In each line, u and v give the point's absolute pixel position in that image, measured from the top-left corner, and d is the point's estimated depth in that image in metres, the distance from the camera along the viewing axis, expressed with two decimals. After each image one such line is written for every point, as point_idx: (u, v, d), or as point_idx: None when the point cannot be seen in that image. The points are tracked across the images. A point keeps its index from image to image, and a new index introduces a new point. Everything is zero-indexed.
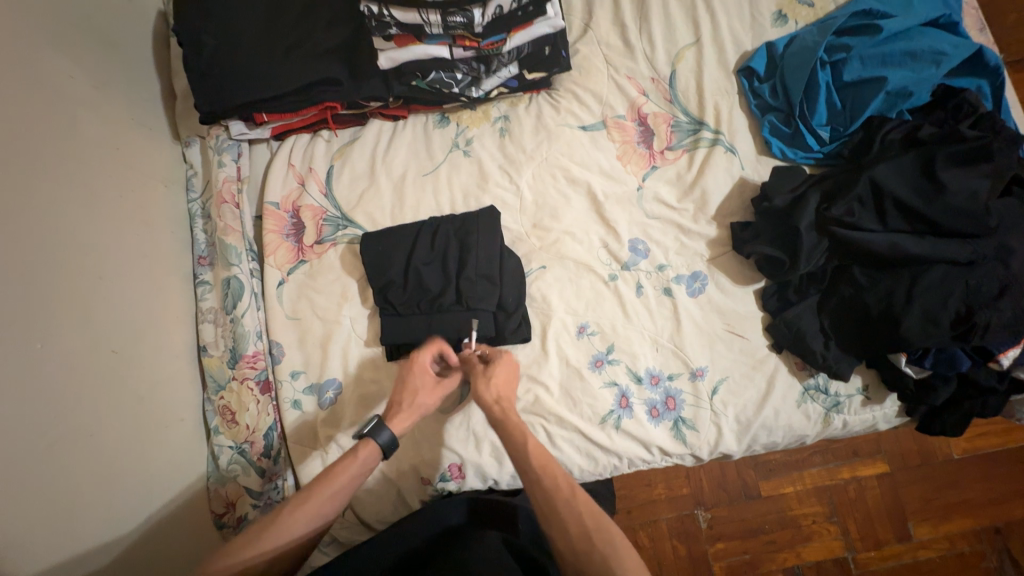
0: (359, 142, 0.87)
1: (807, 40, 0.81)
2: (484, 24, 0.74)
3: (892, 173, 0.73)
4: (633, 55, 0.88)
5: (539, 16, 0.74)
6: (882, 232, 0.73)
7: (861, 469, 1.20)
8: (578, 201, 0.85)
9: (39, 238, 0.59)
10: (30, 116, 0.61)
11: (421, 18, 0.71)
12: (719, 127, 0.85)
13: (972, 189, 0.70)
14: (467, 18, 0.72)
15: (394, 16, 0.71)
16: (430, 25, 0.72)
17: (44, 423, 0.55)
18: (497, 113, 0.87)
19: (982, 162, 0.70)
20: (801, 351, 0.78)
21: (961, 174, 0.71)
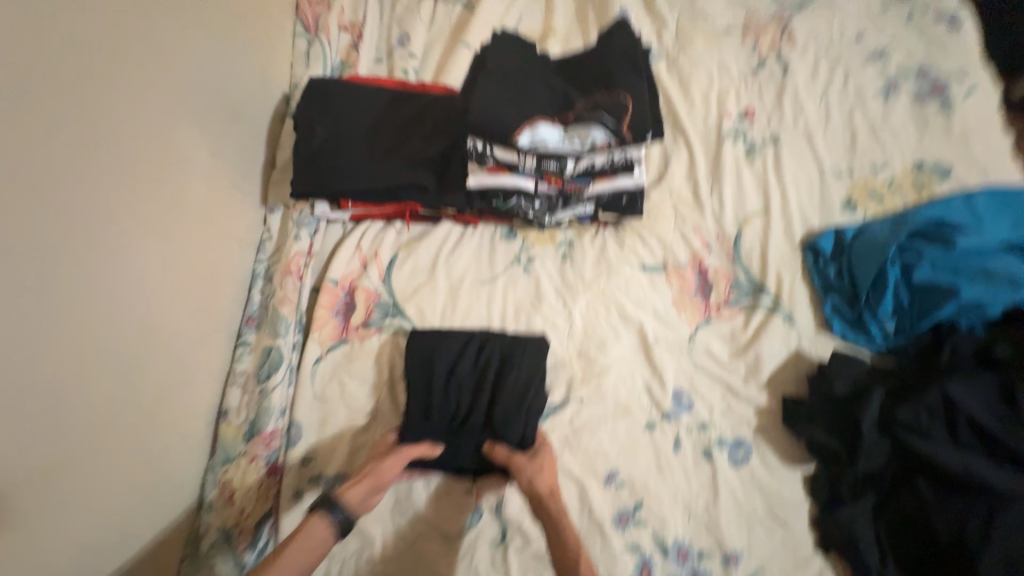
0: (427, 238, 0.90)
1: (877, 235, 0.83)
2: (574, 172, 0.76)
3: (967, 390, 0.69)
4: (701, 210, 0.92)
5: (626, 172, 0.76)
6: (955, 451, 0.68)
7: None
8: (628, 339, 0.84)
9: (114, 289, 0.61)
10: (150, 179, 0.66)
11: (519, 158, 0.75)
12: (779, 295, 0.86)
13: None
14: (560, 164, 0.75)
15: (494, 152, 0.75)
16: (524, 165, 0.75)
17: (49, 484, 0.52)
18: (562, 238, 0.90)
19: None
20: (852, 560, 0.70)
21: None
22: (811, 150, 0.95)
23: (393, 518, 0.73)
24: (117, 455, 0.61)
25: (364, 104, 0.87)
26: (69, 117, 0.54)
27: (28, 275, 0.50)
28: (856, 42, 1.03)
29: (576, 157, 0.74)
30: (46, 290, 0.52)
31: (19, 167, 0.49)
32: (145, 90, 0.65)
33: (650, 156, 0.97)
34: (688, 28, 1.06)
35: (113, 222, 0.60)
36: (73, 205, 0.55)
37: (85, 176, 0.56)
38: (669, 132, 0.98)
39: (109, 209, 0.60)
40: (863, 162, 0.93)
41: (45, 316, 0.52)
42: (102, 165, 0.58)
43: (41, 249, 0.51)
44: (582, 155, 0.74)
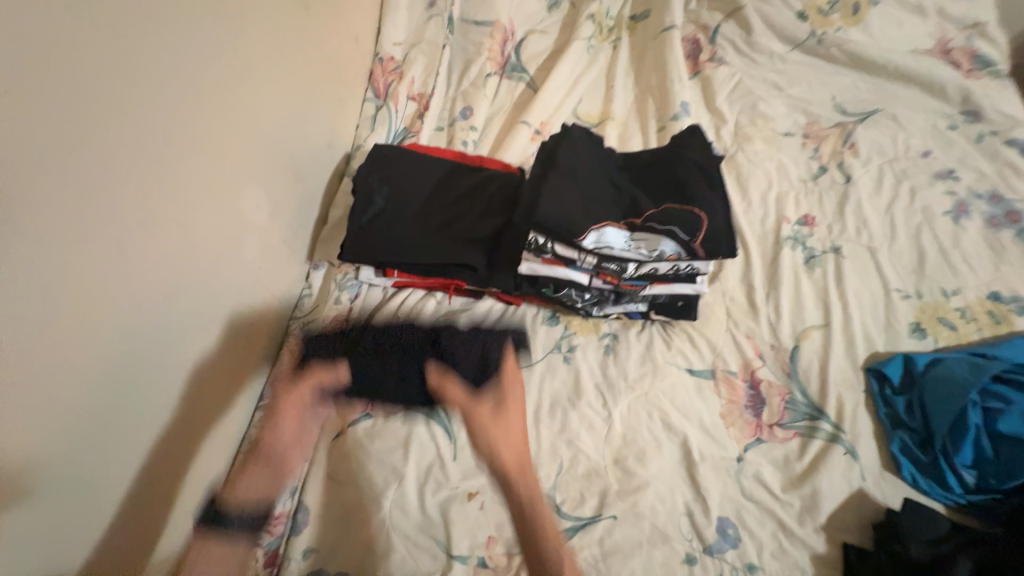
0: (467, 313, 0.87)
1: (955, 370, 0.76)
2: (632, 275, 0.76)
3: None
4: (756, 317, 0.87)
5: (686, 280, 0.78)
6: None
7: None
8: (670, 451, 0.77)
9: (148, 357, 0.59)
10: (206, 238, 0.66)
11: (577, 256, 0.74)
12: (840, 423, 0.78)
13: None
14: (620, 268, 0.74)
15: (554, 247, 0.74)
16: (582, 262, 0.75)
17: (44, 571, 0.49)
18: (607, 329, 0.87)
19: None
20: None
21: None
22: (874, 266, 0.90)
23: None
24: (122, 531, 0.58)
25: (423, 174, 0.88)
26: (144, 181, 0.54)
27: (70, 343, 0.49)
28: (922, 159, 1.00)
29: (638, 262, 0.74)
30: (82, 363, 0.51)
31: (88, 234, 0.49)
32: (223, 154, 0.67)
33: None
34: (747, 128, 1.06)
35: (158, 282, 0.59)
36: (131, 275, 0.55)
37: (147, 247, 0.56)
38: None
39: (162, 273, 0.59)
40: (932, 286, 0.88)
41: (66, 394, 0.50)
42: (165, 229, 0.58)
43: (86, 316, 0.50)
44: (645, 262, 0.74)
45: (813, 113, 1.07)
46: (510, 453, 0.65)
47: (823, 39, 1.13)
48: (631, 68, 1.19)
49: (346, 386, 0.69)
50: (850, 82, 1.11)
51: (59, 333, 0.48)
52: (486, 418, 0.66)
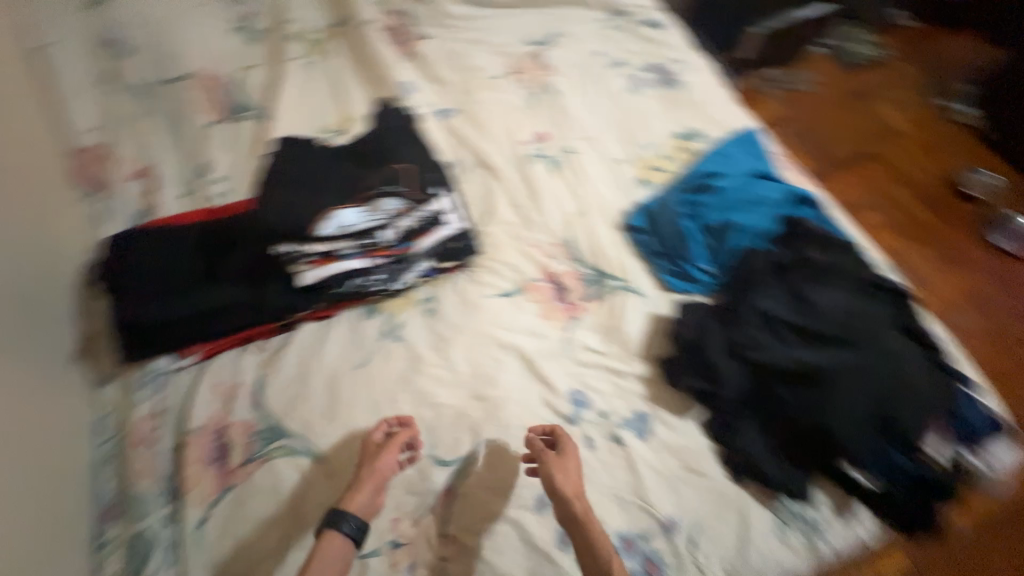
0: (289, 347, 0.88)
1: (669, 202, 1.00)
2: (388, 239, 0.92)
3: (768, 297, 0.85)
4: (533, 227, 1.03)
5: (434, 225, 0.96)
6: (785, 349, 0.80)
7: None
8: (511, 363, 0.89)
9: None
10: None
11: (332, 247, 0.90)
12: (623, 275, 0.97)
13: (833, 300, 0.82)
14: (374, 240, 0.92)
15: (310, 249, 0.88)
16: (341, 247, 0.89)
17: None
18: (422, 296, 0.94)
19: (832, 281, 0.85)
20: (758, 479, 0.78)
21: (823, 290, 0.84)
22: (596, 151, 1.13)
23: None
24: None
25: (177, 249, 0.86)
26: None
27: None
28: (597, 58, 1.27)
29: (383, 228, 0.93)
30: None
31: None
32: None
33: (474, 196, 1.07)
34: (468, 85, 1.22)
35: None
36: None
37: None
38: (483, 172, 1.10)
39: None
40: (637, 147, 1.13)
41: None
42: None
43: None
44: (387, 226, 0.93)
45: (511, 52, 1.29)
46: (572, 485, 0.73)
47: None
48: (355, 69, 1.27)
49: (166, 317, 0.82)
50: (528, 18, 1.35)
51: None
52: (551, 461, 0.75)
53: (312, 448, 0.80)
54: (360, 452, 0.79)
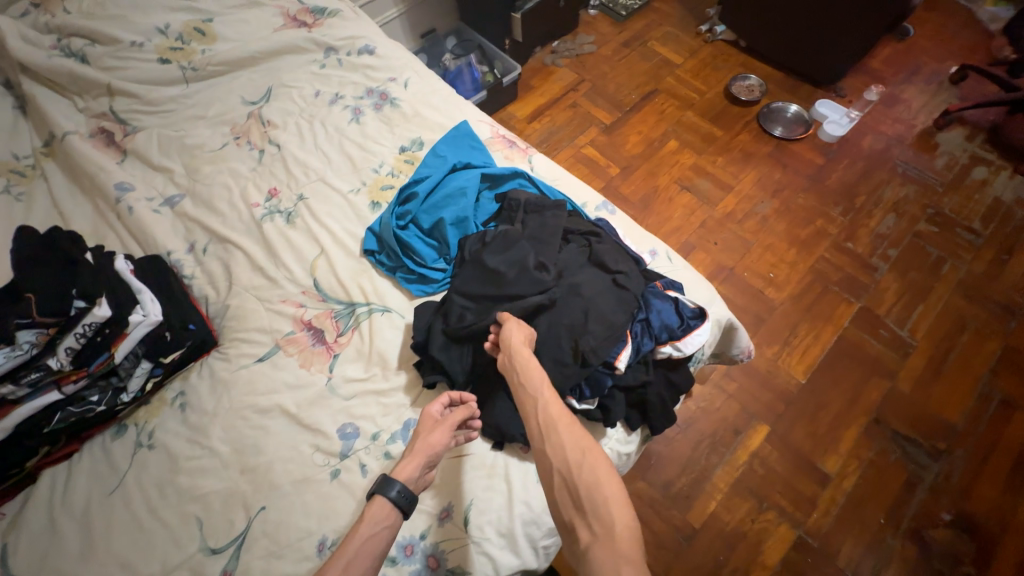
0: (32, 502, 0.83)
1: (385, 217, 1.03)
2: (71, 361, 0.84)
3: (468, 281, 0.93)
4: (278, 284, 1.04)
5: (127, 326, 0.88)
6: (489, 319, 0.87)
7: (752, 444, 1.68)
8: (276, 424, 0.90)
9: None
10: None
11: (0, 393, 0.80)
12: (368, 300, 1.02)
13: (517, 262, 0.90)
14: (48, 367, 0.83)
15: None
16: (14, 391, 0.81)
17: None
18: (173, 394, 0.93)
19: (517, 243, 0.94)
20: (511, 441, 0.85)
21: (511, 254, 0.93)
22: (329, 187, 1.15)
23: None
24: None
25: None
26: None
27: None
28: (317, 98, 1.30)
29: (54, 352, 0.83)
30: None
31: None
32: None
33: (215, 273, 1.06)
34: (192, 164, 1.21)
35: None
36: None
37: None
38: (219, 246, 1.09)
39: None
40: (367, 171, 1.17)
41: None
42: None
43: None
44: (56, 348, 0.84)
45: (232, 118, 1.28)
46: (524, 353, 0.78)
47: (195, 66, 1.33)
48: (71, 182, 1.21)
49: None
50: (244, 80, 1.35)
51: None
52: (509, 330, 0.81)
53: None
54: (127, 575, 0.77)
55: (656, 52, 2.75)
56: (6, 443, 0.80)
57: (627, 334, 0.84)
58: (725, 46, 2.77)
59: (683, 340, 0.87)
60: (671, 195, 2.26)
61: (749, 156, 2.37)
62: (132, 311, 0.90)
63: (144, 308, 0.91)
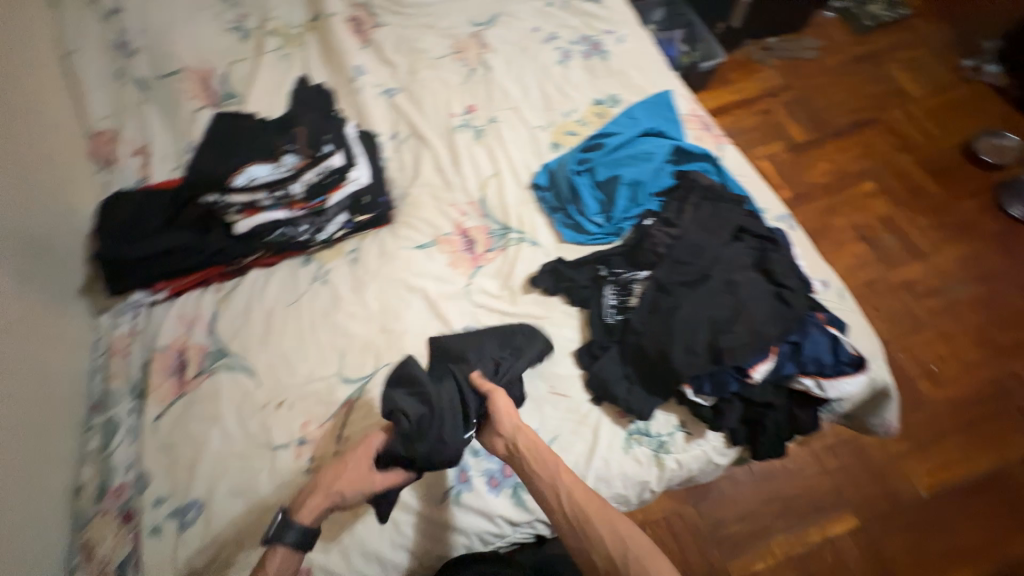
0: (239, 289, 1.07)
1: (565, 160, 1.09)
2: (303, 192, 1.04)
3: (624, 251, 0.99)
4: (452, 189, 1.16)
5: (345, 179, 1.06)
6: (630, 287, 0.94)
7: (832, 528, 1.51)
8: (417, 304, 1.03)
9: None
10: None
11: (253, 197, 1.01)
12: (522, 229, 1.09)
13: (681, 242, 0.91)
14: (287, 191, 1.03)
15: (233, 200, 1.01)
16: (261, 199, 1.02)
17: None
18: (349, 249, 1.10)
19: (683, 223, 0.95)
20: (612, 400, 0.87)
21: (676, 233, 0.94)
22: (519, 117, 1.23)
23: (251, 516, 0.84)
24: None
25: (145, 204, 1.03)
26: None
27: None
28: (533, 34, 1.36)
29: (296, 181, 1.03)
30: None
31: None
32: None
33: (406, 163, 1.21)
34: (413, 66, 1.36)
35: None
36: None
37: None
38: (415, 142, 1.24)
39: None
40: (558, 113, 1.21)
41: None
42: None
43: None
44: (299, 178, 1.03)
45: (456, 33, 1.40)
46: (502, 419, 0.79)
47: None
48: (322, 56, 1.44)
49: (137, 252, 0.99)
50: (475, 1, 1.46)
51: None
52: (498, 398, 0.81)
53: (247, 366, 0.98)
54: (285, 368, 0.97)
55: (891, 78, 2.34)
56: (242, 237, 1.04)
57: (776, 350, 0.79)
58: (987, 92, 2.26)
59: (830, 382, 0.81)
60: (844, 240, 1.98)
61: (963, 229, 1.96)
62: (352, 170, 1.07)
63: (359, 170, 1.09)
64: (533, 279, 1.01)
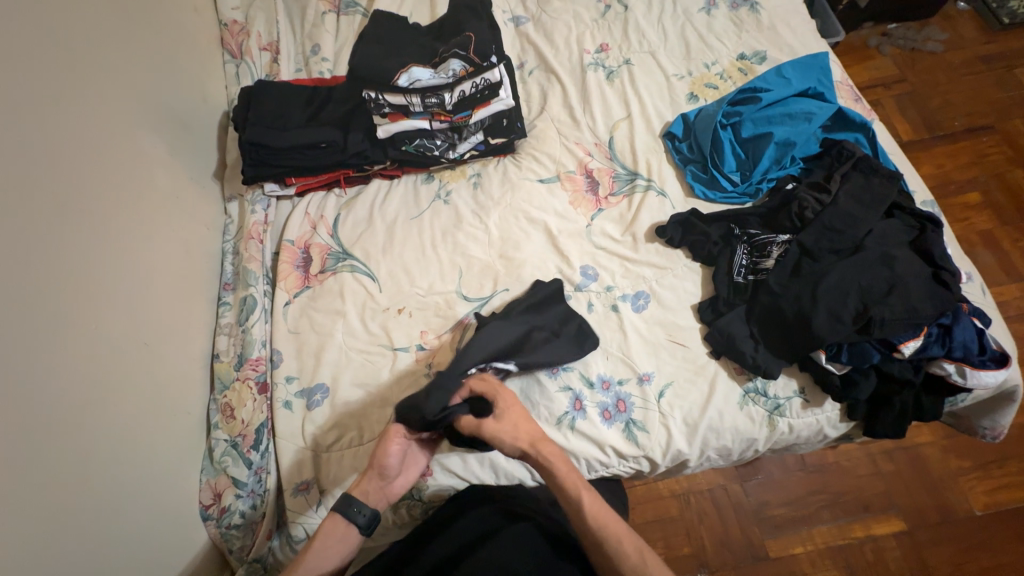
0: (362, 196, 1.08)
1: (709, 110, 1.05)
2: (452, 103, 1.04)
3: (761, 213, 0.97)
4: (579, 127, 1.12)
5: (494, 97, 1.04)
6: (770, 245, 0.92)
7: (875, 527, 1.34)
8: (537, 236, 1.02)
9: (93, 260, 0.75)
10: (112, 165, 0.82)
11: (406, 100, 1.02)
12: (650, 177, 1.05)
13: (835, 207, 0.88)
14: (440, 99, 1.03)
15: (387, 100, 1.02)
16: (412, 104, 1.03)
17: (42, 508, 0.60)
18: (472, 172, 1.09)
19: (835, 189, 0.92)
20: (736, 357, 0.86)
21: (825, 199, 0.91)
22: (655, 62, 1.17)
23: (369, 409, 0.86)
24: (136, 454, 0.73)
25: (285, 99, 1.05)
26: (62, 120, 0.75)
27: (65, 234, 0.71)
28: None
29: (450, 90, 1.03)
30: (66, 251, 0.71)
31: (43, 158, 0.70)
32: (99, 101, 0.83)
33: (533, 95, 1.18)
34: None
35: (88, 192, 0.76)
36: (61, 207, 0.71)
37: (70, 193, 0.73)
38: (542, 75, 1.20)
39: (105, 198, 0.79)
40: (698, 64, 1.16)
41: (65, 262, 0.70)
42: (80, 151, 0.77)
43: (63, 214, 0.71)
44: (454, 88, 1.03)
45: None
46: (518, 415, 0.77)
47: None
48: None
49: (275, 143, 1.00)
50: None
51: (40, 217, 0.68)
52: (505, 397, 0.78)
53: (368, 270, 1.00)
54: (404, 279, 0.99)
55: None
56: (383, 141, 1.05)
57: (926, 330, 0.78)
58: None
59: (976, 370, 0.79)
60: (998, 236, 1.65)
61: None
62: (502, 87, 1.04)
63: (507, 89, 1.05)
64: (660, 227, 0.98)
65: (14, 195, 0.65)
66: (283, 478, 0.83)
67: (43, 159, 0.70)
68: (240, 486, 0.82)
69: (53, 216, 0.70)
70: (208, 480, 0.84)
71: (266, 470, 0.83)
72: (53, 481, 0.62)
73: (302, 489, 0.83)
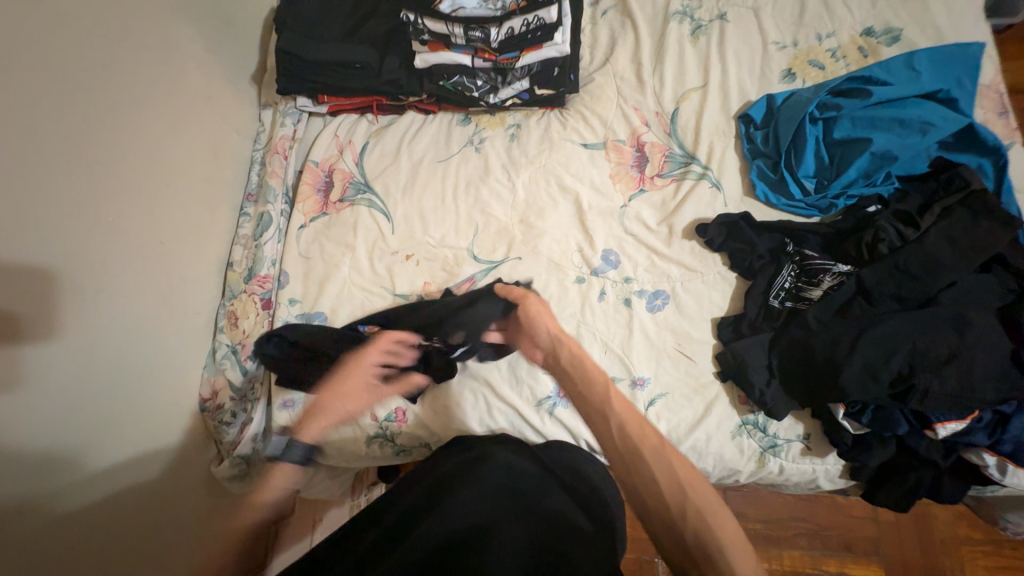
0: (393, 126, 1.03)
1: (802, 96, 0.88)
2: (499, 40, 0.91)
3: (820, 235, 0.84)
4: (643, 90, 0.97)
5: (547, 40, 0.91)
6: (824, 273, 0.79)
7: (852, 568, 1.28)
8: (565, 207, 0.94)
9: (117, 152, 0.75)
10: (143, 54, 0.80)
11: (448, 29, 0.90)
12: (708, 164, 0.91)
13: (922, 248, 0.73)
14: (485, 34, 0.90)
15: (427, 26, 0.90)
16: (455, 35, 0.91)
17: (59, 379, 0.66)
18: (511, 121, 1.00)
19: (927, 224, 0.76)
20: (743, 386, 0.78)
21: (906, 235, 0.77)
22: (755, 23, 0.97)
23: None
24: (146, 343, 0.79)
25: (329, 6, 0.98)
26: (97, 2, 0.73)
27: (90, 121, 0.71)
28: None
29: (497, 25, 0.89)
30: (91, 141, 0.71)
31: (72, 41, 0.69)
32: None
33: (600, 41, 1.02)
34: None
35: (118, 82, 0.76)
36: (86, 94, 0.71)
37: (96, 81, 0.72)
38: (617, 18, 1.03)
39: (136, 89, 0.79)
40: (808, 34, 0.95)
41: (89, 151, 0.71)
42: (111, 38, 0.75)
43: (89, 103, 0.71)
44: (502, 23, 0.89)
45: None
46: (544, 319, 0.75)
47: None
48: None
49: (311, 55, 0.95)
50: None
51: (66, 102, 0.68)
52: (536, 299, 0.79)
53: (384, 208, 0.96)
54: (419, 225, 0.95)
55: None
56: (422, 71, 0.96)
57: (976, 414, 0.68)
58: None
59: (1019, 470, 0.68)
60: None
61: None
62: (559, 30, 0.91)
63: (565, 33, 0.92)
64: (701, 225, 0.87)
65: (38, 76, 0.65)
66: (271, 390, 0.89)
67: (68, 40, 0.68)
68: (234, 389, 0.88)
69: (78, 102, 0.70)
70: (208, 377, 0.89)
71: (258, 380, 0.89)
72: (68, 357, 0.67)
73: (287, 405, 0.87)
